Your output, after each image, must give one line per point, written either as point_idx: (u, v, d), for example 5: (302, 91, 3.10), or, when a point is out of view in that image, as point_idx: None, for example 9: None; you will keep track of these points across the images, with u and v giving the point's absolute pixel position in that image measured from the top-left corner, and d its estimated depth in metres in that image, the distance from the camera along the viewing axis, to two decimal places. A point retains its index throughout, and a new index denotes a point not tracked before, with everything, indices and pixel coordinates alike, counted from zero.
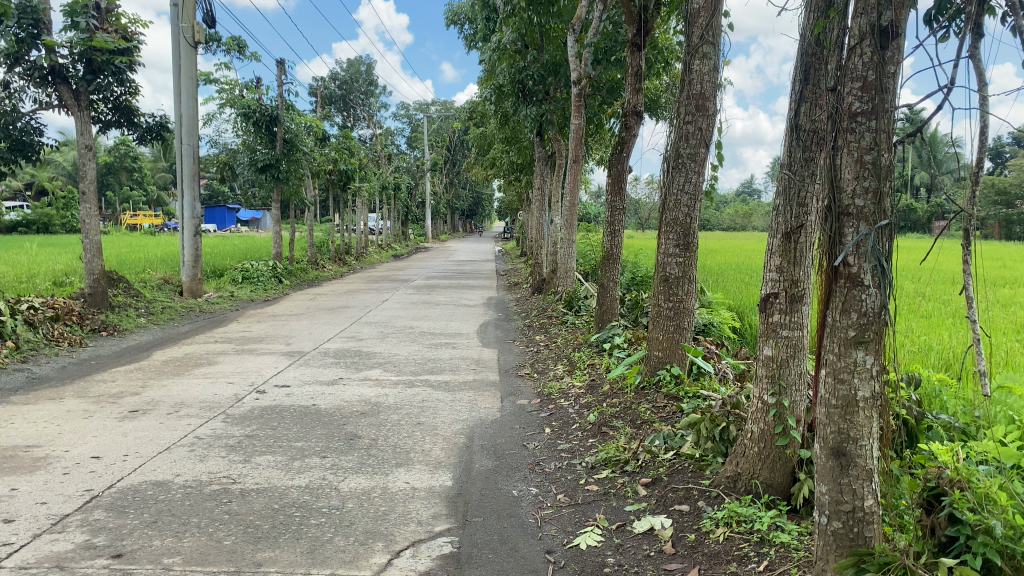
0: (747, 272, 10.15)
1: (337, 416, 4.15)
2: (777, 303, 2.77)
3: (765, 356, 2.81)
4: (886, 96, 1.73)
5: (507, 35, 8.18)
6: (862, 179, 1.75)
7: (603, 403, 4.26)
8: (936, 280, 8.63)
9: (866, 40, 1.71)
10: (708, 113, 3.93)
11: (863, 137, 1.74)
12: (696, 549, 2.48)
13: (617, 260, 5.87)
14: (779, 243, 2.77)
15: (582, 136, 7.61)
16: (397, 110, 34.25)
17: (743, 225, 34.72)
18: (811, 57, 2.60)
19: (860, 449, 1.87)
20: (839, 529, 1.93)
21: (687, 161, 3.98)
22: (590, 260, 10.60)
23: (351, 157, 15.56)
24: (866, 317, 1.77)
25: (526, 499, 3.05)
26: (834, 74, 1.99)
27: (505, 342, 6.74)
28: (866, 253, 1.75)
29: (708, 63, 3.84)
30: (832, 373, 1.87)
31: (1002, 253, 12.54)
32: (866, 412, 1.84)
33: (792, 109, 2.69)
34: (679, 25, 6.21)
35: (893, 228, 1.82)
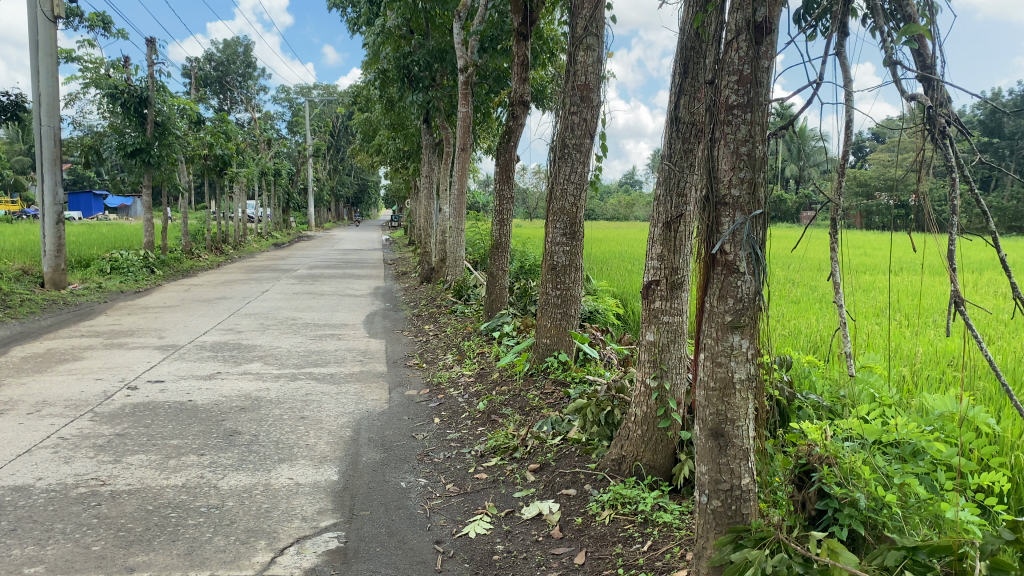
0: (631, 260, 10.42)
1: (216, 411, 3.98)
2: (658, 291, 2.86)
3: (648, 341, 2.89)
4: (761, 90, 1.77)
5: (392, 20, 8.05)
6: (737, 169, 1.79)
7: (492, 391, 4.26)
8: (805, 267, 9.12)
9: (741, 35, 1.75)
10: (592, 104, 3.97)
11: (738, 129, 1.78)
12: (582, 532, 2.52)
13: (506, 249, 5.87)
14: (660, 232, 2.84)
15: (470, 124, 7.58)
16: (277, 93, 33.22)
17: (627, 214, 35.75)
18: (690, 51, 2.66)
19: (737, 429, 1.93)
20: (718, 507, 1.99)
21: (573, 151, 4.02)
22: (479, 249, 10.61)
23: (228, 142, 14.97)
24: (741, 302, 1.82)
25: (414, 490, 3.02)
26: (712, 68, 2.03)
27: (392, 333, 6.65)
28: (742, 241, 1.79)
29: (591, 55, 3.89)
30: (710, 356, 1.92)
31: (864, 242, 13.38)
32: (742, 394, 1.90)
33: (672, 101, 2.74)
34: (564, 16, 6.28)
35: (766, 217, 1.87)
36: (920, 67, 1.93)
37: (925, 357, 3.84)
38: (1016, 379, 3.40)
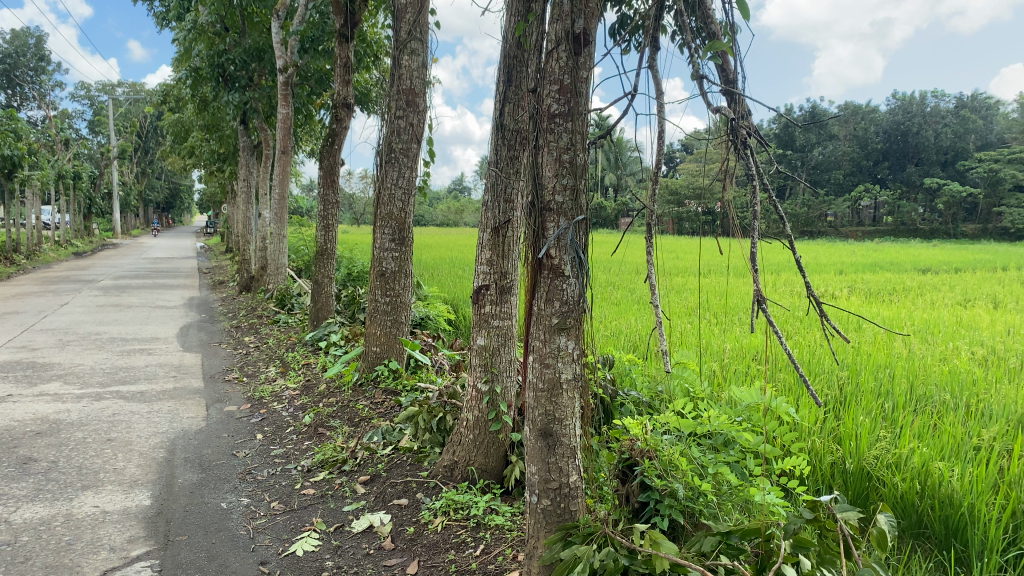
0: (460, 266, 10.50)
1: (5, 438, 3.59)
2: (488, 295, 2.87)
3: (478, 346, 2.89)
4: (580, 100, 1.80)
5: (204, 15, 7.65)
6: (560, 176, 1.82)
7: (319, 403, 4.13)
8: (624, 270, 9.57)
9: (561, 46, 1.77)
10: (418, 109, 3.96)
11: (561, 137, 1.80)
12: (415, 542, 2.47)
13: (331, 256, 5.71)
14: (489, 237, 2.85)
15: (291, 127, 7.33)
16: (75, 90, 30.71)
17: (455, 221, 36.14)
18: (512, 59, 2.70)
19: (565, 428, 1.97)
20: (547, 506, 2.01)
21: (400, 155, 3.98)
22: (303, 256, 10.29)
23: (17, 141, 13.64)
24: (567, 304, 1.85)
25: (236, 510, 2.86)
26: (534, 77, 2.05)
27: (209, 346, 6.30)
28: (566, 246, 1.82)
29: (416, 59, 3.87)
30: (539, 358, 1.94)
31: (676, 247, 14.24)
32: (569, 394, 1.94)
33: (497, 109, 2.76)
34: (387, 20, 6.22)
35: (587, 221, 1.92)
36: (723, 81, 2.00)
37: (733, 352, 4.12)
38: (812, 370, 3.71)
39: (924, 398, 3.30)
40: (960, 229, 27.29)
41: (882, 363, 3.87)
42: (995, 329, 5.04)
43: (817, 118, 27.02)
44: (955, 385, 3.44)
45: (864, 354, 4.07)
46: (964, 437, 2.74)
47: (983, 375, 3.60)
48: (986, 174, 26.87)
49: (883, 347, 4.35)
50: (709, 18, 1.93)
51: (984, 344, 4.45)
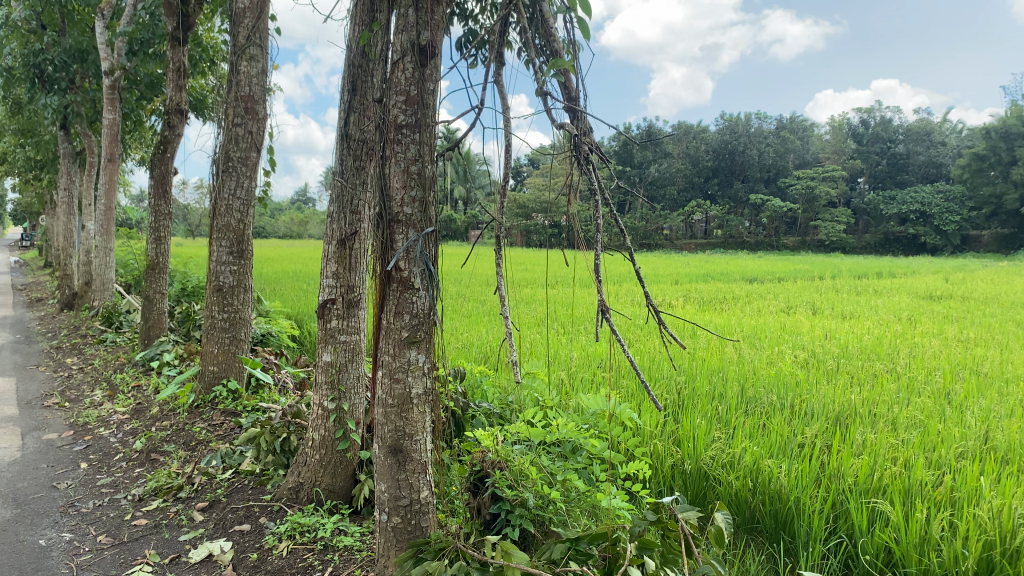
0: (305, 279, 10.21)
1: None
2: (334, 309, 2.79)
3: (324, 362, 2.79)
4: (427, 111, 1.78)
5: (17, 11, 7.04)
6: (409, 188, 1.78)
7: (151, 427, 3.87)
8: (473, 282, 9.64)
9: (407, 57, 1.73)
10: (258, 117, 3.83)
11: (408, 149, 1.77)
12: (258, 569, 2.35)
13: (164, 270, 5.39)
14: (334, 249, 2.76)
15: (118, 133, 6.87)
16: None
17: (300, 233, 35.27)
18: (357, 68, 2.64)
19: (415, 443, 1.94)
20: (397, 524, 1.97)
21: (238, 164, 3.82)
22: (132, 270, 9.68)
23: None
24: (417, 317, 1.82)
25: (57, 548, 2.63)
26: (380, 87, 2.00)
27: (24, 369, 5.77)
28: (415, 258, 1.79)
29: (255, 65, 3.72)
30: (387, 373, 1.89)
31: (523, 259, 14.52)
32: (419, 408, 1.91)
33: (341, 119, 2.69)
34: (224, 25, 5.96)
35: (436, 234, 1.91)
36: (566, 98, 2.03)
37: (579, 361, 4.23)
38: (652, 376, 3.86)
39: (754, 400, 3.51)
40: (781, 240, 30.04)
41: (715, 367, 4.10)
42: (814, 333, 5.46)
43: (653, 136, 28.38)
44: (780, 386, 3.69)
45: (699, 359, 4.30)
46: (789, 435, 2.94)
47: (804, 377, 3.87)
48: (803, 191, 29.17)
49: (716, 352, 4.60)
50: (551, 35, 1.96)
51: (804, 348, 4.81)
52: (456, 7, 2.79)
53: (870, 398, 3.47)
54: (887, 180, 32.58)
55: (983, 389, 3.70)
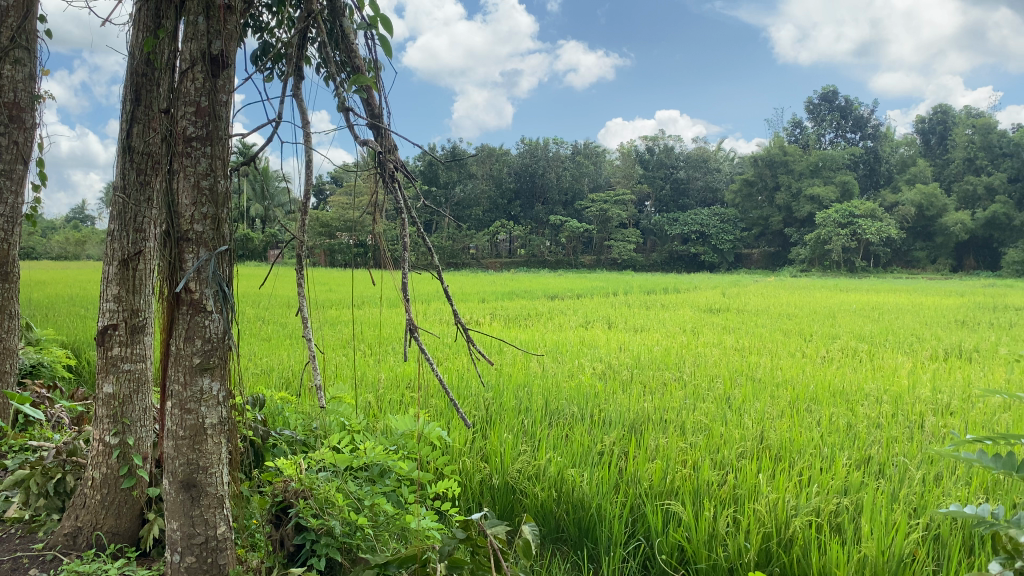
0: (82, 305, 9.34)
1: None
2: (117, 336, 2.54)
3: (105, 395, 2.54)
4: (219, 123, 1.69)
5: None
6: (200, 205, 1.68)
7: None
8: (273, 305, 9.27)
9: (197, 66, 1.64)
10: (24, 125, 3.48)
11: (199, 162, 1.66)
12: None
13: None
14: (115, 271, 2.52)
15: None
16: None
17: (76, 253, 32.37)
18: (140, 77, 2.45)
19: (209, 477, 1.82)
20: (192, 564, 1.83)
21: (1, 178, 3.45)
22: None
23: None
24: (210, 342, 1.72)
25: None
26: (167, 96, 1.87)
27: None
28: (207, 279, 1.69)
29: (21, 69, 3.38)
30: (177, 404, 1.76)
31: (327, 279, 14.19)
32: (214, 439, 1.81)
33: (122, 130, 2.48)
34: None
35: (230, 253, 1.82)
36: (368, 116, 2.01)
37: (387, 382, 4.17)
38: (460, 393, 3.88)
39: (557, 412, 3.63)
40: (580, 259, 31.43)
41: (521, 382, 4.19)
42: (610, 346, 5.75)
43: (456, 157, 28.75)
44: (581, 397, 3.84)
45: (505, 375, 4.37)
46: (590, 444, 3.06)
47: (603, 387, 4.05)
48: (598, 213, 30.77)
49: (522, 367, 4.71)
50: (353, 52, 1.94)
51: (602, 360, 5.04)
52: (251, 19, 2.70)
53: (664, 405, 3.69)
54: (671, 202, 35.13)
55: (758, 393, 4.05)
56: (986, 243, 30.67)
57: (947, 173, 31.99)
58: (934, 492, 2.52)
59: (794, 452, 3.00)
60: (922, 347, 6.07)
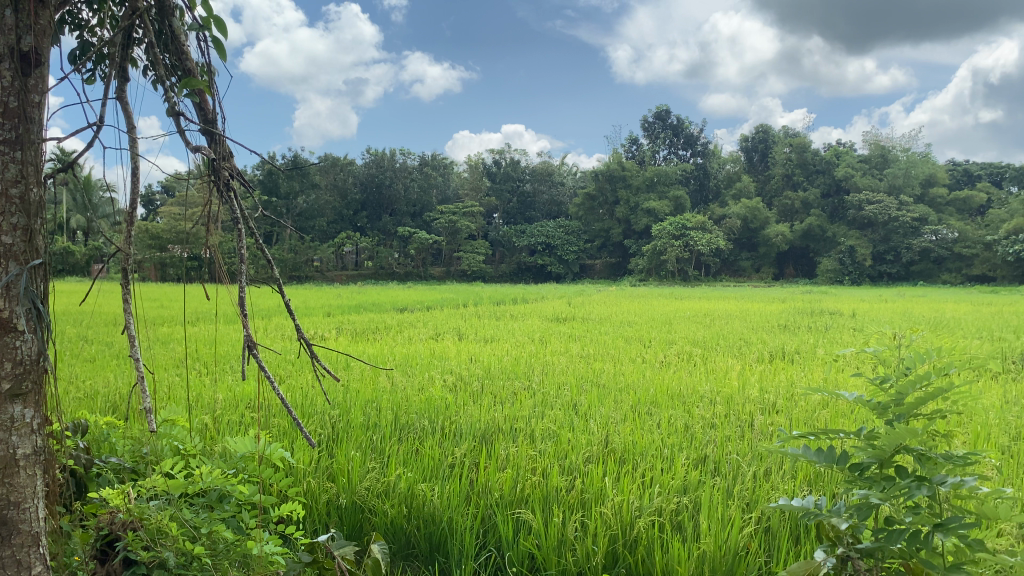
0: None
1: None
2: None
3: None
4: (31, 126, 1.55)
5: None
6: (9, 214, 1.52)
7: None
8: (97, 323, 8.64)
9: (4, 62, 1.49)
10: None
11: (6, 168, 1.51)
12: None
13: None
14: None
15: None
16: None
17: None
18: None
19: (23, 513, 1.64)
20: None
21: None
22: None
23: None
24: (21, 366, 1.57)
25: None
26: None
27: None
28: (18, 296, 1.54)
29: None
30: None
31: (159, 295, 13.41)
32: (27, 470, 1.64)
33: None
34: None
35: (45, 266, 1.68)
36: (201, 120, 1.91)
37: (226, 403, 3.96)
38: (305, 412, 3.74)
39: (407, 426, 3.57)
40: (429, 271, 31.40)
41: (369, 398, 4.10)
42: (460, 357, 5.76)
43: (300, 167, 28.00)
44: (431, 410, 3.80)
45: (353, 391, 4.27)
46: (441, 458, 3.03)
47: (453, 400, 4.04)
48: (446, 224, 30.87)
49: (370, 382, 4.63)
50: (184, 54, 1.85)
51: (451, 372, 5.04)
52: (69, 17, 2.50)
53: (513, 415, 3.73)
54: (518, 215, 35.79)
55: (603, 399, 4.17)
56: (804, 253, 33.28)
57: (768, 189, 34.43)
58: (764, 487, 2.68)
59: (637, 454, 3.10)
60: (750, 350, 6.47)
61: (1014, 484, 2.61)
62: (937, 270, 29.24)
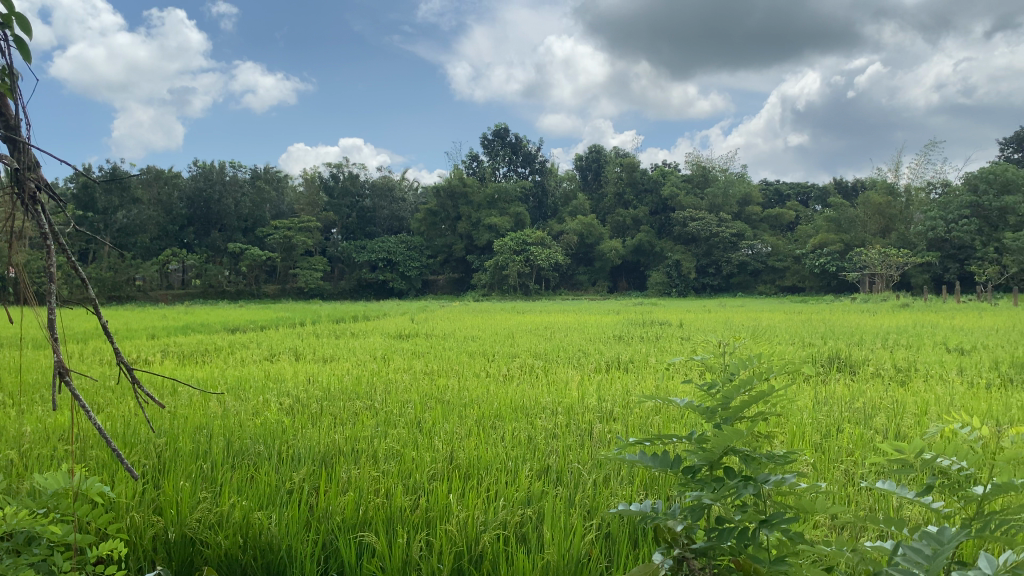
0: None
1: None
2: None
3: None
4: None
5: None
6: None
7: None
8: None
9: None
10: None
11: None
12: None
13: None
14: None
15: None
16: None
17: None
18: None
19: None
20: None
21: None
22: None
23: None
24: None
25: None
26: None
27: None
28: None
29: None
30: None
31: None
32: None
33: None
34: None
35: None
36: (1, 128, 1.75)
37: (35, 437, 3.62)
38: (126, 442, 3.48)
39: (241, 452, 3.41)
40: (262, 289, 30.30)
41: (199, 425, 3.88)
42: (297, 379, 5.58)
43: (119, 179, 26.22)
44: (267, 435, 3.65)
45: (181, 419, 4.02)
46: (278, 484, 2.92)
47: (290, 423, 3.89)
48: (281, 240, 29.90)
49: (201, 408, 4.38)
50: None
51: (288, 394, 4.86)
52: None
53: (354, 435, 3.64)
54: (357, 230, 35.25)
55: (447, 415, 4.16)
56: (635, 268, 34.86)
57: (602, 206, 35.83)
58: (605, 493, 2.76)
59: (481, 468, 3.12)
60: (588, 361, 6.68)
61: (825, 478, 2.84)
62: (752, 282, 32.02)
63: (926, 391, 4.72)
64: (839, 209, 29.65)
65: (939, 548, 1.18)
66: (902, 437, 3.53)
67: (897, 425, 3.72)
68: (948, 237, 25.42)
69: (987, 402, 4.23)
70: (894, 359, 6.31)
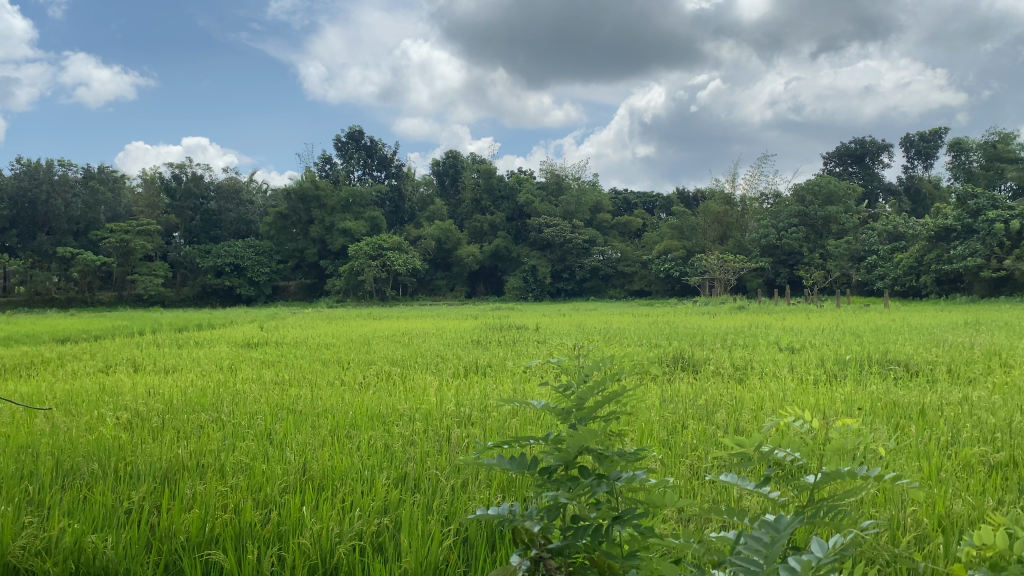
0: None
1: None
2: None
3: None
4: None
5: None
6: None
7: None
8: None
9: None
10: None
11: None
12: None
13: None
14: None
15: None
16: None
17: None
18: None
19: None
20: None
21: None
22: None
23: None
24: None
25: None
26: None
27: None
28: None
29: None
30: None
31: None
32: None
33: None
34: None
35: None
36: None
37: None
38: None
39: (72, 472, 3.17)
40: (96, 296, 28.31)
41: (22, 444, 3.57)
42: (137, 391, 5.25)
43: None
44: (101, 452, 3.41)
45: (1, 438, 3.68)
46: (114, 504, 2.73)
47: (128, 439, 3.66)
48: (117, 245, 28.06)
49: (25, 426, 4.03)
50: None
51: (127, 408, 4.56)
52: None
53: (199, 450, 3.46)
54: (202, 234, 33.65)
55: (299, 426, 4.03)
56: (491, 273, 35.23)
57: (458, 211, 35.99)
58: (462, 498, 2.76)
59: (336, 479, 3.04)
60: (446, 366, 6.67)
61: (672, 473, 2.97)
62: (603, 286, 33.08)
63: (760, 387, 5.04)
64: (682, 217, 31.13)
65: (776, 535, 1.26)
66: (740, 432, 3.74)
67: (737, 420, 3.94)
68: (780, 244, 27.25)
69: (814, 396, 4.55)
70: (733, 358, 6.69)
